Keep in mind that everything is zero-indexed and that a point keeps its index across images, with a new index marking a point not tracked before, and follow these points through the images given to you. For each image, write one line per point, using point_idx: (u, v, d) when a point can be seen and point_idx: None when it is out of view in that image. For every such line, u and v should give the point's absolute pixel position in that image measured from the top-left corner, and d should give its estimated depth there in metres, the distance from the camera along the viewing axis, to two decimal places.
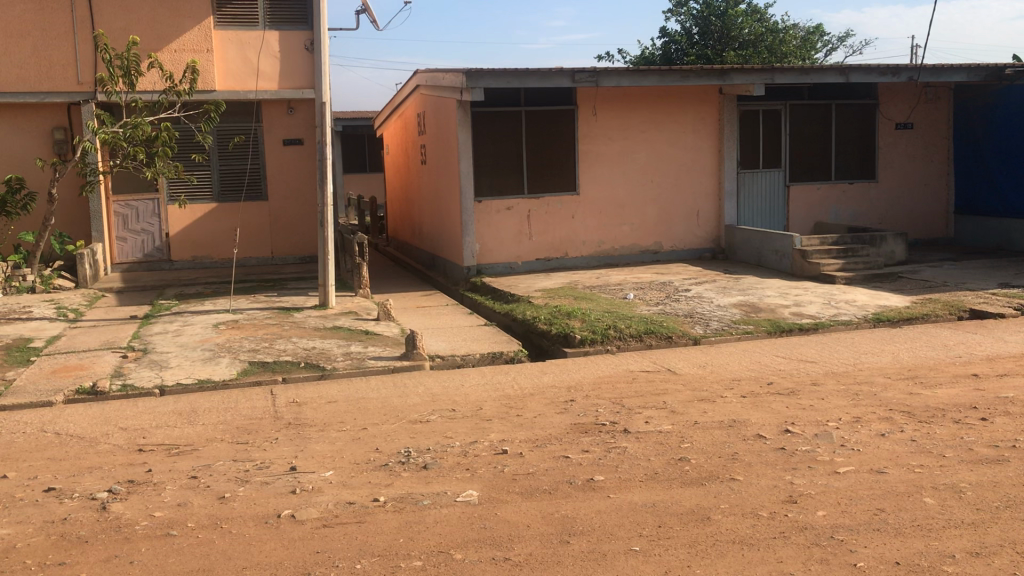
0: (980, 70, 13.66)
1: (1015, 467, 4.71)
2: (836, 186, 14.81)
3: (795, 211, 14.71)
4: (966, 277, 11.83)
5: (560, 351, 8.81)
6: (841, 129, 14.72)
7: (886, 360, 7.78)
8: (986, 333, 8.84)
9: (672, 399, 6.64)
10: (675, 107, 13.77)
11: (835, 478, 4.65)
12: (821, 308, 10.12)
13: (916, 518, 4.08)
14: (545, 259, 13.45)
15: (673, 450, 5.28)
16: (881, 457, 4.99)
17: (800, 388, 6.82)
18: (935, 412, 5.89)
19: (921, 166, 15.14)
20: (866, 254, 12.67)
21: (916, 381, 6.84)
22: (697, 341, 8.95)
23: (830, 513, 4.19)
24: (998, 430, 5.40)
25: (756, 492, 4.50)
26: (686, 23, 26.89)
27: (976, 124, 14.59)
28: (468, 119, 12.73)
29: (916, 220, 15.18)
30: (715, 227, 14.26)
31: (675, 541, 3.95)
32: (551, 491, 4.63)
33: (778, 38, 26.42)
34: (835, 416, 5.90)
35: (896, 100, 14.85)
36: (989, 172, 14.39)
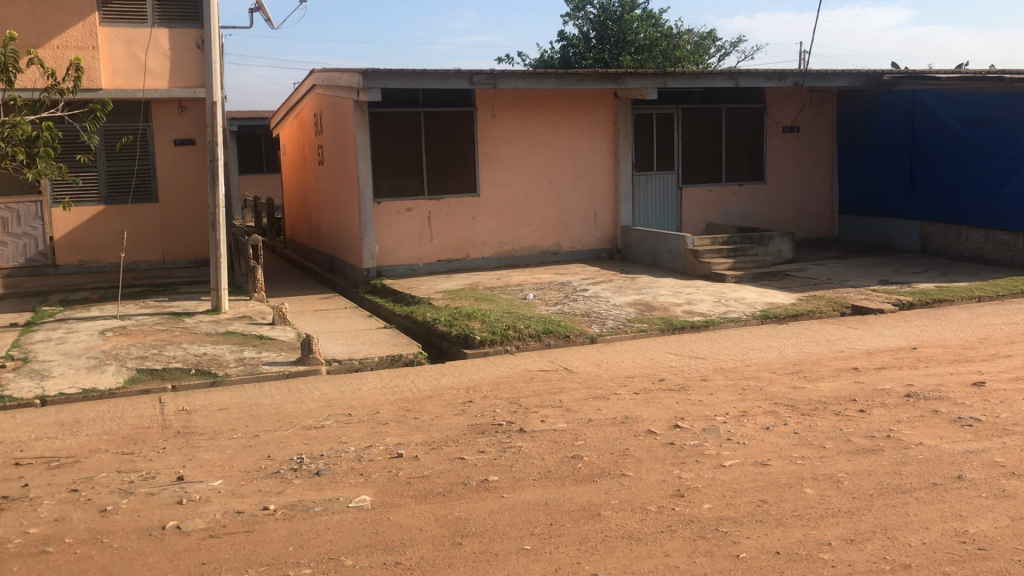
0: (861, 76, 14.19)
1: (890, 456, 4.93)
2: (726, 188, 15.24)
3: (689, 213, 15.08)
4: (849, 274, 12.32)
5: (459, 352, 8.82)
6: (731, 132, 15.15)
7: (772, 355, 8.05)
8: (866, 327, 9.24)
9: (567, 397, 6.73)
10: (571, 109, 13.94)
11: (721, 471, 4.79)
12: (712, 307, 10.39)
13: (796, 508, 4.23)
14: (445, 261, 13.43)
15: (567, 448, 5.35)
16: (765, 449, 5.16)
17: (690, 383, 6.99)
18: (817, 405, 6.12)
19: (807, 169, 15.74)
20: (755, 253, 13.08)
21: (800, 375, 7.11)
22: (594, 339, 9.09)
23: (715, 505, 4.30)
24: (874, 421, 5.65)
25: (645, 487, 4.60)
26: (583, 27, 27.29)
27: (859, 129, 15.23)
28: (366, 119, 12.66)
29: (803, 221, 15.80)
30: (612, 229, 14.49)
31: (566, 538, 4.00)
32: (445, 493, 4.64)
33: (672, 43, 27.06)
34: (723, 410, 6.08)
35: (783, 104, 15.37)
36: (870, 174, 15.05)
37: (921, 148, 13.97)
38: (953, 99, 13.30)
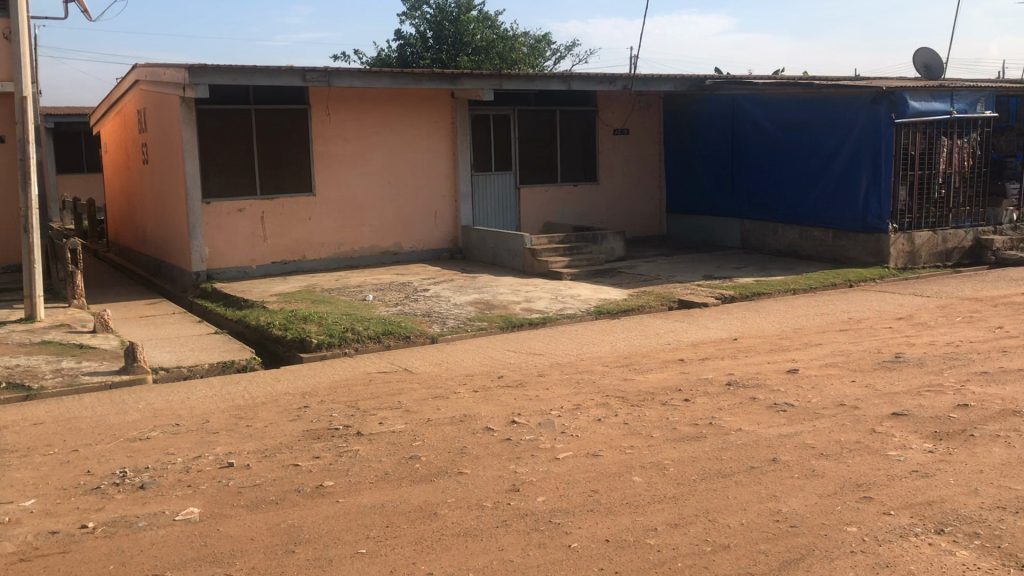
0: (684, 80, 14.77)
1: (712, 442, 5.19)
2: (562, 188, 15.59)
3: (526, 212, 15.33)
4: (677, 270, 12.87)
5: (295, 357, 8.62)
6: (565, 133, 15.51)
7: (605, 349, 8.31)
8: (693, 321, 9.68)
9: (405, 398, 6.70)
10: (409, 109, 13.88)
11: (554, 464, 4.90)
12: (549, 304, 10.61)
13: (625, 496, 4.39)
14: (281, 262, 13.11)
15: (404, 449, 5.33)
16: (597, 440, 5.32)
17: (527, 379, 7.12)
18: (646, 395, 6.37)
19: (638, 170, 16.34)
20: (590, 251, 13.44)
21: (630, 368, 7.36)
22: (434, 339, 9.09)
23: (549, 498, 4.40)
24: (698, 409, 5.93)
25: (481, 484, 4.65)
26: (420, 26, 27.27)
27: (684, 131, 15.95)
28: (193, 116, 12.18)
29: (635, 220, 16.39)
30: (451, 229, 14.53)
31: (401, 539, 3.99)
32: (278, 501, 4.53)
33: (508, 45, 27.44)
34: (558, 404, 6.22)
35: (613, 107, 15.89)
36: (695, 174, 15.79)
37: (741, 150, 14.74)
38: (768, 104, 14.09)
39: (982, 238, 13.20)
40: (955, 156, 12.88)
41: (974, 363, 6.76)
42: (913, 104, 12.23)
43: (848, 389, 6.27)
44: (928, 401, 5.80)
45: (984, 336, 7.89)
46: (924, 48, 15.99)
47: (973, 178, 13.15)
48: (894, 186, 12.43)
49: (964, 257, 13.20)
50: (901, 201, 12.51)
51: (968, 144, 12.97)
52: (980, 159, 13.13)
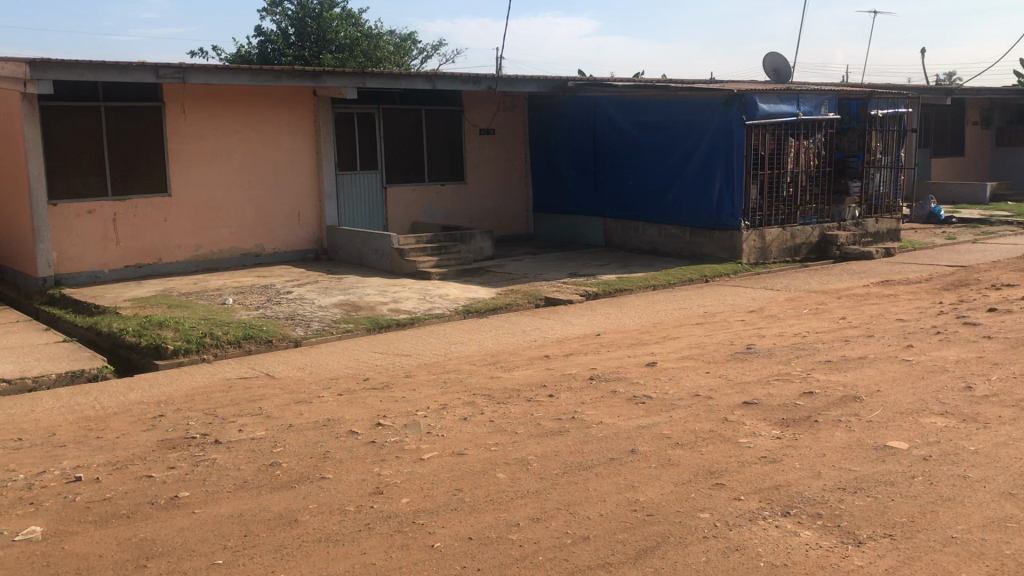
0: (547, 82, 14.98)
1: (575, 436, 5.28)
2: (429, 188, 15.54)
3: (392, 212, 15.21)
4: (543, 269, 13.04)
5: (150, 364, 8.28)
6: (431, 133, 15.47)
7: (472, 348, 8.34)
8: (559, 318, 9.83)
9: (267, 404, 6.54)
10: (269, 107, 13.55)
11: (419, 465, 4.88)
12: (416, 304, 10.56)
13: (489, 494, 4.41)
14: (136, 266, 12.58)
15: (264, 456, 5.20)
16: (462, 439, 5.34)
17: (393, 381, 7.06)
18: (511, 393, 6.43)
19: (504, 169, 16.48)
20: (457, 250, 13.44)
21: (497, 366, 7.41)
22: (298, 343, 8.91)
23: (412, 499, 4.38)
24: (561, 404, 6.02)
25: (343, 488, 4.59)
26: (281, 23, 26.65)
27: (548, 132, 16.18)
28: (36, 113, 11.51)
29: (502, 219, 16.52)
30: (316, 229, 14.28)
31: (261, 548, 3.90)
32: (130, 515, 4.34)
33: (372, 43, 27.16)
34: (423, 405, 6.20)
35: (478, 107, 15.97)
36: (560, 174, 16.04)
37: (602, 150, 15.05)
38: (628, 106, 14.46)
39: (828, 234, 13.92)
40: (802, 157, 13.52)
41: (819, 353, 7.14)
42: (762, 106, 12.77)
43: (703, 380, 6.51)
44: (776, 389, 6.08)
45: (828, 326, 8.33)
46: (772, 52, 16.72)
47: (818, 177, 13.84)
48: (745, 185, 12.96)
49: (811, 252, 13.89)
50: (752, 200, 13.05)
51: (813, 144, 13.63)
52: (825, 158, 13.83)
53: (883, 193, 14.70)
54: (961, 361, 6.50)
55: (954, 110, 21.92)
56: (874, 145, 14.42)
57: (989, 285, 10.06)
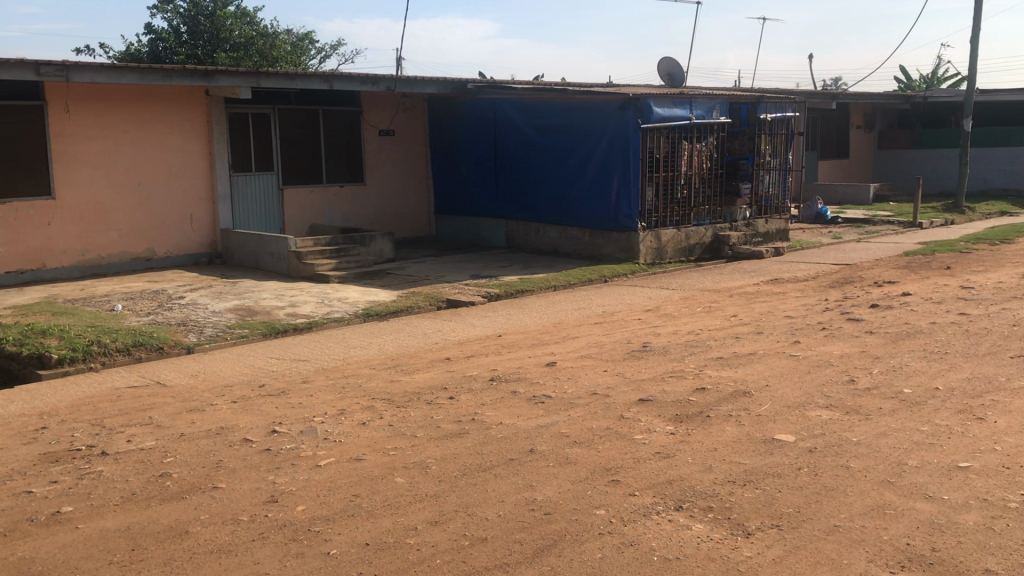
0: (447, 83, 14.93)
1: (474, 438, 5.29)
2: (327, 190, 15.33)
3: (290, 215, 14.94)
4: (444, 271, 13.02)
5: (32, 375, 7.92)
6: (329, 134, 15.27)
7: (372, 352, 8.26)
8: (459, 320, 9.83)
9: (158, 413, 6.34)
10: (158, 107, 13.13)
11: (316, 472, 4.81)
12: (314, 308, 10.40)
13: (386, 499, 4.38)
14: (17, 272, 12.02)
15: (154, 467, 5.04)
16: (360, 444, 5.28)
17: (289, 387, 6.94)
18: (411, 396, 6.39)
19: (404, 171, 16.38)
20: (357, 253, 13.29)
21: (396, 369, 7.36)
22: (191, 349, 8.67)
23: (308, 506, 4.31)
24: (461, 406, 6.02)
25: (237, 497, 4.48)
26: (172, 20, 25.90)
27: (448, 133, 16.15)
28: None
29: (403, 221, 16.43)
30: (210, 232, 13.91)
31: (149, 562, 3.78)
32: (8, 533, 4.15)
33: (268, 42, 26.68)
34: (321, 410, 6.11)
35: (377, 108, 15.83)
36: (460, 176, 16.05)
37: (502, 152, 15.12)
38: (527, 108, 14.55)
39: (720, 234, 14.30)
40: (695, 159, 13.85)
41: (712, 350, 7.32)
42: (656, 110, 13.04)
43: (601, 378, 6.60)
44: (671, 386, 6.21)
45: (721, 324, 8.56)
46: (667, 57, 17.08)
47: (711, 179, 14.20)
48: (642, 187, 13.21)
49: (705, 252, 14.24)
50: (648, 202, 13.32)
51: (706, 147, 13.98)
52: (716, 161, 14.20)
53: (772, 194, 15.17)
54: (845, 356, 6.77)
55: (839, 115, 22.80)
56: (764, 148, 14.88)
57: (871, 282, 10.50)
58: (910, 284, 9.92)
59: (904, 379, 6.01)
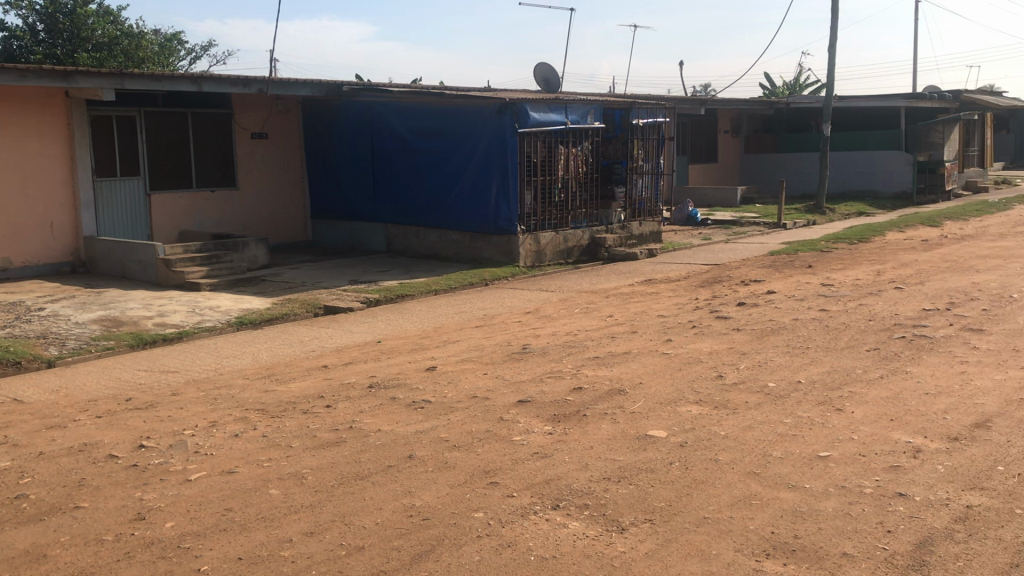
0: (321, 86, 14.65)
1: (352, 445, 5.22)
2: (198, 195, 14.88)
3: (159, 221, 14.42)
4: (321, 276, 12.81)
5: None
6: (199, 137, 14.80)
7: (246, 361, 8.06)
8: (337, 326, 9.70)
9: (15, 431, 6.00)
10: (13, 108, 12.43)
11: (186, 486, 4.66)
12: (185, 317, 10.06)
13: (260, 511, 4.27)
14: None
15: (10, 489, 4.77)
16: (232, 457, 5.13)
17: (158, 400, 6.69)
18: (286, 406, 6.25)
19: (279, 175, 16.05)
20: (230, 259, 12.93)
21: (272, 379, 7.19)
22: (51, 363, 8.25)
23: (178, 523, 4.17)
24: (339, 414, 5.94)
25: (101, 516, 4.29)
26: (27, 18, 24.53)
27: (323, 137, 15.90)
28: None
29: (278, 226, 16.10)
30: (72, 239, 13.27)
31: None
32: None
33: (133, 42, 25.71)
34: (192, 423, 5.92)
35: (249, 111, 15.44)
36: (337, 180, 15.83)
37: (380, 156, 14.99)
38: (404, 112, 14.46)
39: (597, 236, 14.56)
40: (571, 163, 14.07)
41: (588, 350, 7.45)
42: (533, 114, 13.19)
43: (480, 381, 6.62)
44: (549, 387, 6.28)
45: (597, 324, 8.72)
46: (542, 62, 17.30)
47: (586, 183, 14.45)
48: (520, 190, 13.32)
49: (583, 254, 14.47)
50: (526, 205, 13.45)
51: (581, 152, 14.22)
52: (592, 165, 14.45)
53: (645, 198, 15.54)
54: (714, 353, 7.00)
55: (707, 121, 23.59)
56: (637, 152, 15.25)
57: (740, 281, 10.89)
58: (775, 283, 10.34)
59: (770, 374, 6.26)
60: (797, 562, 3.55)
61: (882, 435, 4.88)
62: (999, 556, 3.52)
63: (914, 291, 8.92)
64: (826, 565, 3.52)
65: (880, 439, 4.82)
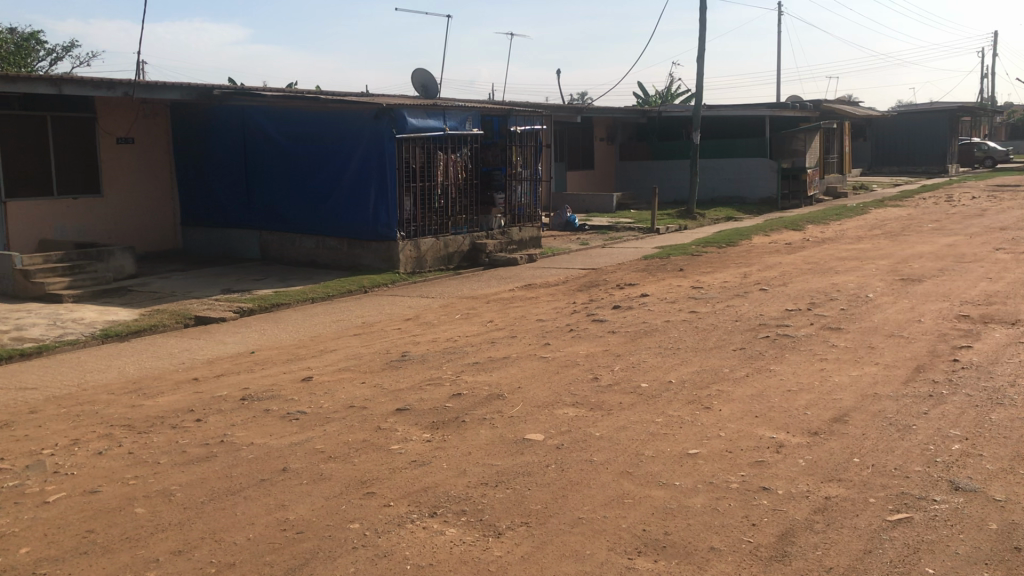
0: (191, 90, 14.05)
1: (224, 460, 5.08)
2: (59, 203, 14.16)
3: (16, 230, 13.58)
4: (193, 286, 12.42)
5: None
6: (59, 142, 14.08)
7: (111, 376, 7.73)
8: (209, 337, 9.41)
9: None
10: None
11: (44, 509, 4.43)
12: (44, 330, 9.57)
13: (125, 531, 4.11)
14: None
15: None
16: (95, 476, 4.91)
17: (15, 418, 6.33)
18: (154, 421, 6.03)
19: (146, 181, 15.49)
20: (93, 269, 12.37)
21: (139, 393, 6.92)
22: None
23: (35, 548, 3.97)
24: (210, 428, 5.76)
25: None
26: None
27: (194, 141, 15.42)
28: None
29: (145, 234, 15.53)
30: None
31: None
32: None
33: None
34: (51, 442, 5.63)
35: (114, 114, 14.82)
36: (208, 186, 15.39)
37: (253, 162, 14.64)
38: (278, 116, 14.16)
39: (477, 242, 14.61)
40: (450, 169, 14.06)
41: (467, 355, 7.47)
42: (410, 120, 13.14)
43: (357, 391, 6.54)
44: (427, 394, 6.27)
45: (476, 330, 8.75)
46: (419, 68, 17.25)
47: (466, 189, 14.48)
48: (399, 197, 13.24)
49: (463, 260, 14.50)
50: (405, 211, 13.38)
51: (460, 158, 14.23)
52: (471, 171, 14.49)
53: (524, 204, 15.68)
54: (590, 355, 7.13)
55: (584, 128, 23.98)
56: (516, 159, 15.34)
57: (616, 285, 11.13)
58: (648, 286, 10.61)
59: (643, 375, 6.41)
60: (667, 558, 3.65)
61: (747, 432, 5.07)
62: (854, 544, 3.70)
63: (778, 293, 9.30)
64: (694, 560, 3.63)
65: (746, 436, 5.01)
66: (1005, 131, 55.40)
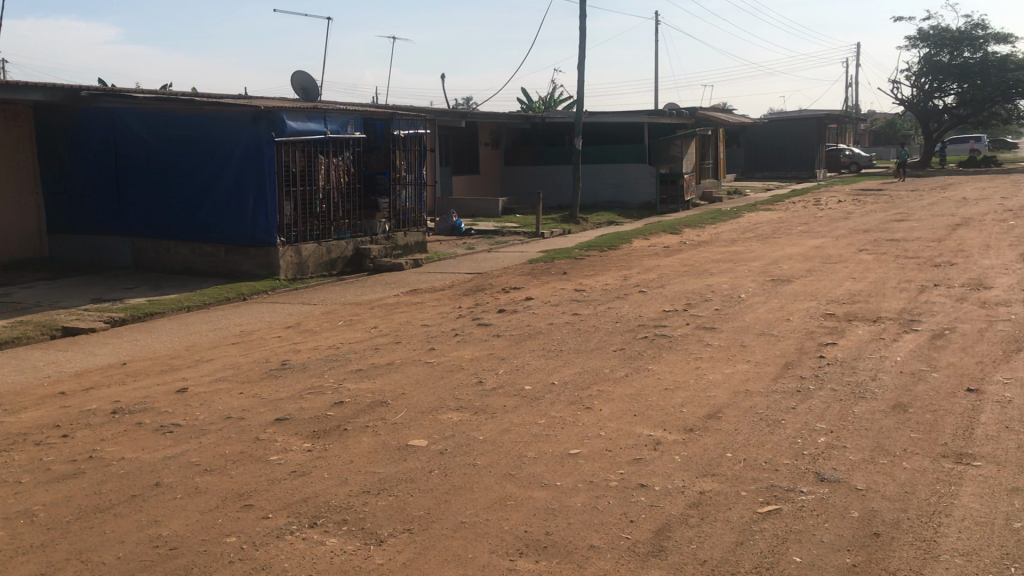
0: (57, 90, 13.41)
1: (92, 476, 4.87)
2: None
3: None
4: (60, 295, 11.86)
5: None
6: None
7: None
8: (78, 349, 9.01)
9: None
10: None
11: None
12: None
13: None
14: None
15: None
16: None
17: None
18: (16, 438, 5.73)
19: (11, 188, 14.56)
20: None
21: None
22: None
23: None
24: (78, 443, 5.51)
25: None
26: None
27: (61, 145, 14.71)
28: None
29: (9, 243, 14.66)
30: None
31: None
32: None
33: None
34: None
35: None
36: (77, 191, 14.70)
37: (125, 166, 14.08)
38: (150, 119, 13.66)
39: (360, 247, 14.45)
40: (332, 173, 13.85)
41: (350, 362, 7.38)
42: (289, 123, 12.91)
43: (235, 401, 6.37)
44: (309, 403, 6.16)
45: (359, 336, 8.66)
46: (300, 71, 16.95)
47: (348, 193, 14.29)
48: (279, 202, 12.97)
49: (347, 265, 14.31)
50: (286, 216, 13.12)
51: (342, 162, 14.04)
52: (354, 175, 14.32)
53: (408, 208, 15.59)
54: (474, 359, 7.14)
55: (469, 133, 24.02)
56: (398, 163, 15.26)
57: (501, 289, 11.20)
58: (532, 290, 10.72)
59: (526, 378, 6.47)
60: (548, 558, 3.69)
61: (626, 430, 5.18)
62: (727, 536, 3.83)
63: (657, 294, 9.55)
64: (574, 558, 3.68)
65: (625, 434, 5.11)
66: (869, 137, 58.32)
